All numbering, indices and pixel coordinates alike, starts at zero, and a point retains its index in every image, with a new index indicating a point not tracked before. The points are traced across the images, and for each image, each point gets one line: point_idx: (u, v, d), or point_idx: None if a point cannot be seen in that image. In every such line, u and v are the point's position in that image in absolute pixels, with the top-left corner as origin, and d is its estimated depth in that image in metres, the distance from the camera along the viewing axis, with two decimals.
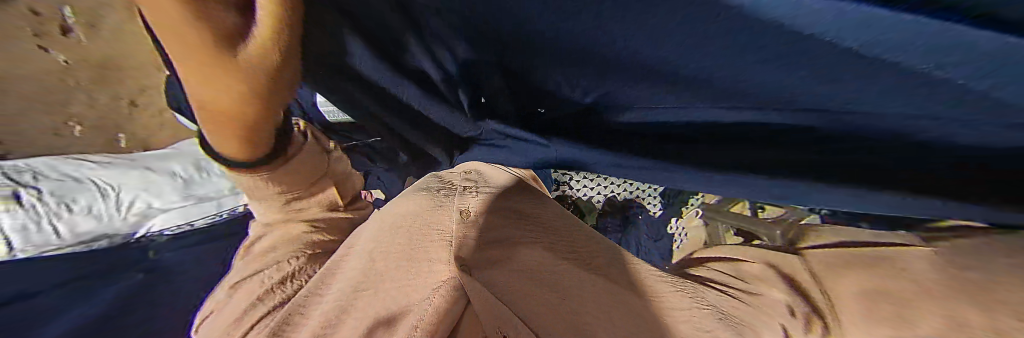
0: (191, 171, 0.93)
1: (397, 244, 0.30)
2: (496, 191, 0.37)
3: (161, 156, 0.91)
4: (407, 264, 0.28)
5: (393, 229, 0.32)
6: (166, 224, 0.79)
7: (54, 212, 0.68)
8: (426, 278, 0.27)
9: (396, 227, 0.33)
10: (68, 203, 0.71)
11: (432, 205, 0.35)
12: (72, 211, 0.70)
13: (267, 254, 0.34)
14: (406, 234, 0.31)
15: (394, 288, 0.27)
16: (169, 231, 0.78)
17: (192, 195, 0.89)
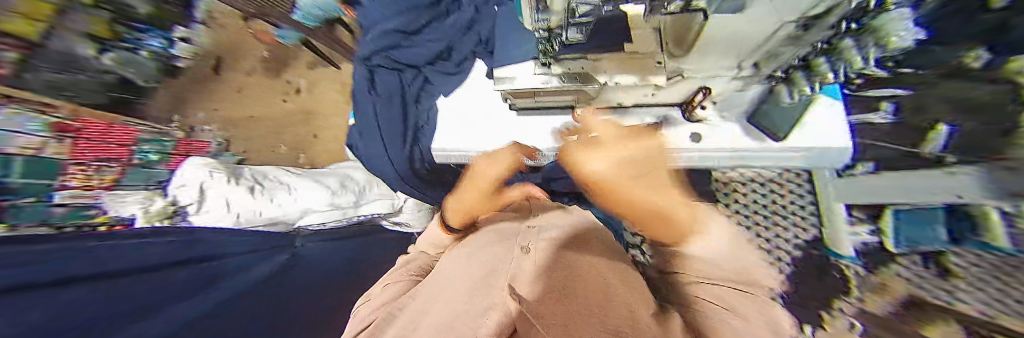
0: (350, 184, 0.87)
1: (457, 275, 0.35)
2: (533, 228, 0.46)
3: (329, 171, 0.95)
4: (471, 283, 0.31)
5: (453, 265, 0.39)
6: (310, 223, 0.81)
7: (257, 205, 0.79)
8: (479, 295, 0.27)
9: (462, 260, 0.39)
10: (266, 196, 0.82)
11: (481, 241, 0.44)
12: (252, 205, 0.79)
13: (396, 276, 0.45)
14: (468, 264, 0.37)
15: (456, 307, 0.26)
16: (313, 227, 0.87)
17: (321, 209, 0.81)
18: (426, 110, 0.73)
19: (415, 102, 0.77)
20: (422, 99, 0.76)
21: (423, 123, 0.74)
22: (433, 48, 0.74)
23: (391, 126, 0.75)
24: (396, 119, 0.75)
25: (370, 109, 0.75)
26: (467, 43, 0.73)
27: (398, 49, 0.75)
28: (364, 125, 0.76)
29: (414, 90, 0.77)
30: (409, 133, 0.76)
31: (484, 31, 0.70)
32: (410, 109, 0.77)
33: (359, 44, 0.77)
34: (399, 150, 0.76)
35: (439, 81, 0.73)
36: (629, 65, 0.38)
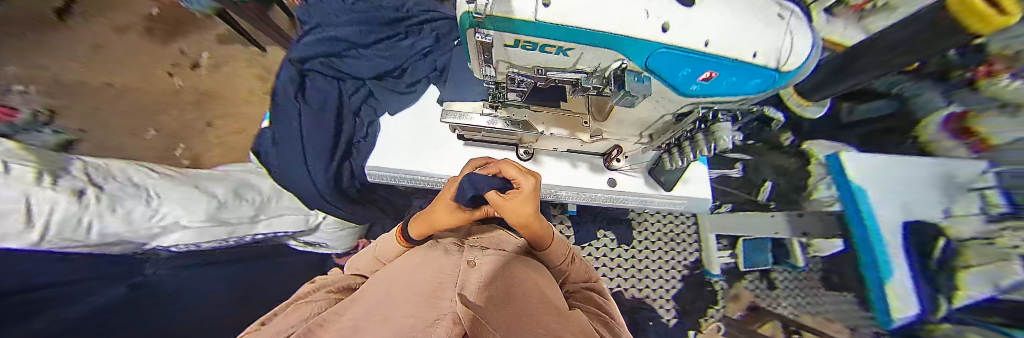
0: (258, 191, 0.60)
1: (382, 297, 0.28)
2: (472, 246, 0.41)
3: (206, 173, 0.59)
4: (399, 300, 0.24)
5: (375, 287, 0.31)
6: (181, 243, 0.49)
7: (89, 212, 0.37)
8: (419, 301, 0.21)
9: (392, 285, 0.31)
10: (110, 204, 0.40)
11: (417, 260, 0.36)
12: (100, 213, 0.38)
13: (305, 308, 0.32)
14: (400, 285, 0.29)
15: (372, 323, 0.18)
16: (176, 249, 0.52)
17: (221, 220, 0.51)
18: (368, 126, 0.65)
19: (354, 116, 0.68)
20: (364, 114, 0.68)
21: (362, 139, 0.65)
22: (385, 64, 0.70)
23: (316, 138, 0.61)
24: (326, 132, 0.62)
25: (291, 118, 0.62)
26: (422, 68, 0.71)
27: (341, 59, 0.69)
28: (279, 133, 0.61)
29: (355, 103, 0.69)
30: (340, 149, 0.64)
31: (439, 62, 0.72)
32: (344, 122, 0.66)
33: (294, 46, 0.67)
34: (323, 168, 0.61)
35: (388, 99, 0.69)
36: (566, 122, 0.47)
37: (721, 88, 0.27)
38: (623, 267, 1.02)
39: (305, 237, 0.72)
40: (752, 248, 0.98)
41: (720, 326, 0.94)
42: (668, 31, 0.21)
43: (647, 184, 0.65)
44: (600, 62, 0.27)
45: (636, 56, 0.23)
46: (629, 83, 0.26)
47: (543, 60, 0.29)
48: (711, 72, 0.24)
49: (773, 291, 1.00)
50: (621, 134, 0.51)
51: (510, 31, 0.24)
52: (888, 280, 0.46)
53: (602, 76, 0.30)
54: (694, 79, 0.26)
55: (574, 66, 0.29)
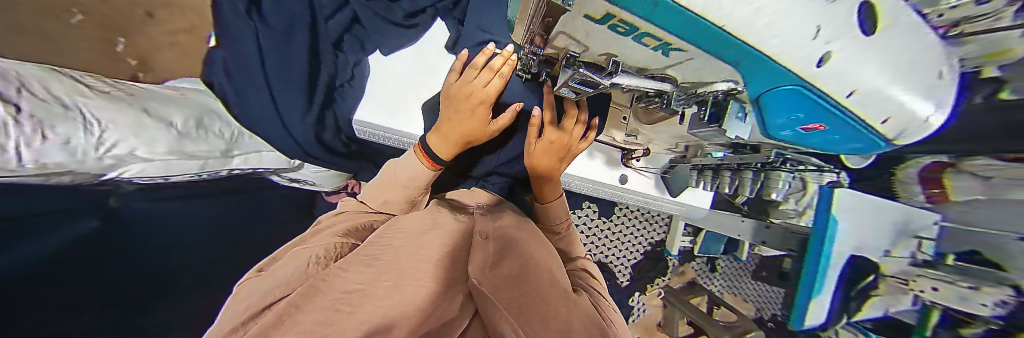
0: (221, 127, 0.55)
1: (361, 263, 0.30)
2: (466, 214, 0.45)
3: (154, 93, 0.51)
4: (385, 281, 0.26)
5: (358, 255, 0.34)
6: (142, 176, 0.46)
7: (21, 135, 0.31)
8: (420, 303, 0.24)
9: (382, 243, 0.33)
10: (50, 129, 0.33)
11: (411, 219, 0.40)
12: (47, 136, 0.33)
13: (305, 251, 0.35)
14: (400, 244, 0.32)
15: (356, 319, 0.20)
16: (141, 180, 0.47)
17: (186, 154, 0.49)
18: (351, 67, 0.64)
19: (334, 50, 0.62)
20: (348, 48, 0.64)
21: (346, 83, 0.65)
22: None
23: (289, 72, 0.57)
24: (299, 66, 0.58)
25: (247, 39, 0.54)
26: None
27: None
28: (232, 57, 0.55)
29: (335, 32, 0.61)
30: (319, 90, 0.61)
31: None
32: (322, 54, 0.61)
33: None
34: (290, 108, 0.58)
35: (384, 34, 0.63)
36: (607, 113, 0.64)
37: (812, 139, 0.31)
38: (598, 236, 1.11)
39: (289, 174, 0.73)
40: (710, 238, 1.08)
41: (661, 292, 1.16)
42: (826, 66, 0.19)
43: (657, 186, 0.82)
44: (706, 76, 0.31)
45: (753, 88, 0.25)
46: (728, 120, 0.37)
47: (649, 62, 0.32)
48: (814, 126, 0.27)
49: (712, 273, 1.16)
50: (661, 136, 0.61)
51: (621, 11, 0.20)
52: (815, 297, 0.56)
53: (698, 100, 0.41)
54: (795, 126, 0.29)
55: (668, 72, 0.34)
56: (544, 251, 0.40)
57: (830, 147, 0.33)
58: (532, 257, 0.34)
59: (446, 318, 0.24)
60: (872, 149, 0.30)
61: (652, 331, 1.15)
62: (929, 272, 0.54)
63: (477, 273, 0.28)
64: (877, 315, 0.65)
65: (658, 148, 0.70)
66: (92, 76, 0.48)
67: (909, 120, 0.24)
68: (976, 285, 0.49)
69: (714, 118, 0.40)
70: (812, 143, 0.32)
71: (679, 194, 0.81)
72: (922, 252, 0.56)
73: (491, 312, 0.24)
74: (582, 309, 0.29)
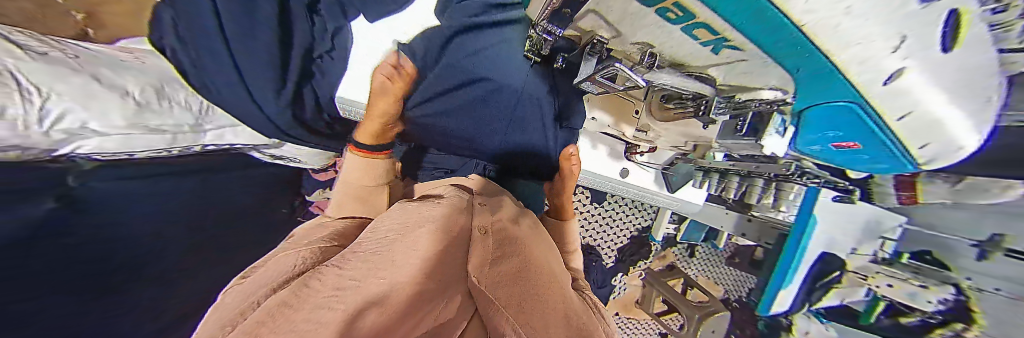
0: (184, 97, 0.51)
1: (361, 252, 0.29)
2: (464, 204, 0.44)
3: (98, 55, 0.44)
4: (385, 266, 0.25)
5: (355, 245, 0.32)
6: (100, 152, 0.44)
7: None
8: (428, 289, 0.23)
9: (391, 231, 0.33)
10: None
11: (411, 212, 0.39)
12: None
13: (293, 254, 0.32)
14: (400, 235, 0.32)
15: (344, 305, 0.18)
16: (99, 156, 0.45)
17: (147, 127, 0.46)
18: (330, 36, 0.60)
19: (308, 13, 0.57)
20: (326, 13, 0.59)
21: (324, 54, 0.61)
22: None
23: (256, 40, 0.51)
24: (265, 31, 0.52)
25: None
26: None
27: None
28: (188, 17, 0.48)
29: None
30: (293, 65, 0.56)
31: None
32: (294, 17, 0.55)
33: None
34: (259, 81, 0.53)
35: None
36: (616, 105, 0.62)
37: (848, 152, 0.36)
38: (588, 220, 1.14)
39: (269, 150, 0.72)
40: (694, 226, 1.13)
41: (641, 273, 1.23)
42: (895, 85, 0.20)
43: (655, 182, 0.82)
44: (751, 81, 0.30)
45: (812, 96, 0.27)
46: (769, 131, 0.35)
47: (689, 56, 0.30)
48: (851, 141, 0.32)
49: (691, 258, 1.23)
50: (670, 132, 0.59)
51: (698, 13, 0.19)
52: (784, 287, 0.60)
53: (736, 109, 0.37)
54: (831, 139, 0.34)
55: (708, 72, 0.32)
56: (540, 245, 0.41)
57: (861, 161, 0.37)
58: (528, 253, 0.35)
59: (445, 318, 0.21)
60: (899, 168, 0.35)
61: (629, 307, 1.25)
62: (886, 270, 0.62)
63: (476, 271, 0.27)
64: (831, 303, 0.71)
65: (664, 146, 0.68)
66: (26, 31, 0.41)
67: (949, 147, 0.29)
68: (927, 284, 0.57)
69: (750, 128, 0.38)
70: (846, 156, 0.38)
71: (678, 189, 0.83)
72: (883, 251, 0.64)
73: (489, 315, 0.22)
74: (576, 304, 0.30)
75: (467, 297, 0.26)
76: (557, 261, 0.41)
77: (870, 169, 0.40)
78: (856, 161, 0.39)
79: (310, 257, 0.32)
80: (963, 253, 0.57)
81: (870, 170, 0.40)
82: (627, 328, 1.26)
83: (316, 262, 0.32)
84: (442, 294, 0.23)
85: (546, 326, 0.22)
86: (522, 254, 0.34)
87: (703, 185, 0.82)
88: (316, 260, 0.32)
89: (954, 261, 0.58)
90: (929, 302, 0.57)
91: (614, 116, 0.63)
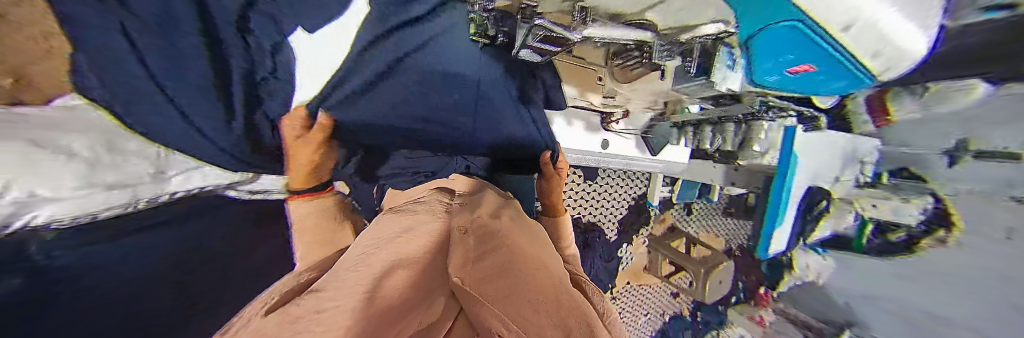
0: (137, 146, 0.49)
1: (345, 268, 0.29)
2: (445, 208, 0.44)
3: None
4: (366, 278, 0.25)
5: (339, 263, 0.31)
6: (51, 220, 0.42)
7: None
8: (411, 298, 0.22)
9: (372, 243, 0.33)
10: None
11: (393, 222, 0.38)
12: None
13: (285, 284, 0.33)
14: (384, 245, 0.31)
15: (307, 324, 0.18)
16: (58, 223, 0.43)
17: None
18: (268, 56, 0.55)
19: (239, 33, 0.51)
20: (256, 26, 0.53)
21: (268, 74, 0.56)
22: None
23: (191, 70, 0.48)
24: (195, 63, 0.48)
25: None
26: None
27: None
28: None
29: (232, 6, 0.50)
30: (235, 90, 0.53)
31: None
32: (225, 41, 0.50)
33: None
34: (205, 117, 0.51)
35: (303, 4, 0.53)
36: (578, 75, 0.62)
37: (803, 78, 0.34)
38: (584, 198, 1.15)
39: (245, 186, 0.70)
40: (686, 186, 1.15)
41: (644, 240, 1.26)
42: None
43: (638, 146, 0.85)
44: (688, 21, 0.30)
45: (756, 16, 0.26)
46: (718, 67, 0.37)
47: (620, 5, 0.29)
48: (806, 64, 0.30)
49: (689, 216, 1.26)
50: (642, 93, 0.61)
51: None
52: (776, 228, 0.63)
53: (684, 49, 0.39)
54: (784, 69, 0.33)
55: (647, 16, 0.31)
56: (527, 233, 0.41)
57: (819, 86, 0.36)
58: (515, 245, 0.34)
59: (428, 320, 0.19)
60: (859, 84, 0.32)
61: (639, 274, 1.29)
62: (871, 192, 0.65)
63: (457, 271, 0.26)
64: (824, 234, 0.74)
65: (637, 108, 0.70)
66: None
67: (897, 53, 0.25)
68: (910, 198, 0.61)
69: (701, 67, 0.40)
70: (804, 82, 0.35)
71: (658, 151, 0.87)
72: (864, 175, 0.67)
73: (477, 310, 0.21)
74: (570, 286, 0.30)
75: (455, 301, 0.25)
76: (546, 247, 0.41)
77: (830, 91, 0.37)
78: (816, 86, 0.36)
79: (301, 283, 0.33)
80: (935, 164, 0.62)
81: (828, 91, 0.37)
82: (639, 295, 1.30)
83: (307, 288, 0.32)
84: (424, 301, 0.22)
85: (538, 312, 0.22)
86: (509, 246, 0.34)
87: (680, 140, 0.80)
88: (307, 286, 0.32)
89: (931, 174, 0.63)
90: (912, 215, 0.62)
91: (580, 85, 0.64)
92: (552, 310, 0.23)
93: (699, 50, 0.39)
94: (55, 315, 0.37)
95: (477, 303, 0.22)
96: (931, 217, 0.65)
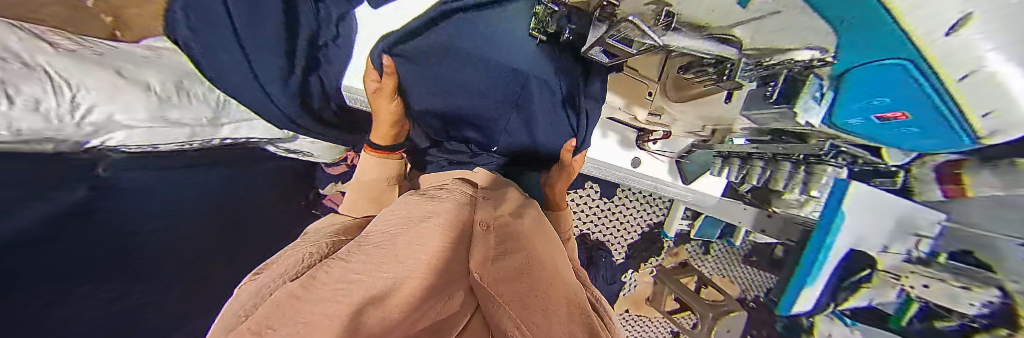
0: (203, 91, 0.55)
1: (371, 242, 0.30)
2: (467, 200, 0.44)
3: (124, 52, 0.48)
4: (392, 258, 0.25)
5: (365, 234, 0.33)
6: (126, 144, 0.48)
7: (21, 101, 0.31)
8: (431, 287, 0.22)
9: (400, 222, 0.34)
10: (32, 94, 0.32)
11: (419, 204, 0.39)
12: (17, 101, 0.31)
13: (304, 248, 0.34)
14: (409, 227, 0.32)
15: (342, 295, 0.18)
16: (127, 148, 0.49)
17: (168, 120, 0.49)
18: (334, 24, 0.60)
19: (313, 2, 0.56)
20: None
21: (330, 41, 0.62)
22: None
23: (265, 30, 0.53)
24: (273, 25, 0.53)
25: None
26: None
27: None
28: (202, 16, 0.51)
29: None
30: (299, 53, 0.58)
31: None
32: None
33: None
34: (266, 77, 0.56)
35: None
36: (628, 88, 0.60)
37: (892, 126, 0.33)
38: (598, 215, 1.12)
39: (284, 144, 0.78)
40: (709, 223, 1.09)
41: (653, 270, 1.20)
42: (956, 37, 0.19)
43: (669, 171, 0.81)
44: (783, 40, 0.29)
45: (858, 53, 0.26)
46: (803, 98, 0.36)
47: (716, 13, 0.28)
48: (900, 110, 0.29)
49: (706, 255, 1.18)
50: (688, 114, 0.59)
51: None
52: (807, 287, 0.57)
53: (765, 73, 0.37)
54: (871, 113, 0.32)
55: (734, 32, 0.31)
56: (546, 239, 0.41)
57: (900, 140, 0.35)
58: (533, 248, 0.34)
59: (445, 315, 0.20)
60: (957, 144, 0.30)
61: (640, 303, 1.22)
62: (923, 269, 0.57)
63: (478, 267, 0.27)
64: (859, 304, 0.67)
65: (680, 130, 0.69)
66: (62, 33, 0.44)
67: (1016, 119, 0.24)
68: (969, 283, 0.52)
69: (784, 95, 0.38)
70: (890, 131, 0.34)
71: (694, 180, 0.82)
72: (918, 250, 0.58)
73: (495, 312, 0.21)
74: (585, 302, 0.29)
75: (469, 294, 0.25)
76: (565, 257, 0.40)
77: (916, 147, 0.35)
78: (904, 138, 0.34)
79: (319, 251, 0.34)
80: (1009, 253, 0.49)
81: (912, 149, 0.36)
82: (636, 326, 1.23)
83: (324, 253, 0.34)
84: (444, 290, 0.23)
85: (552, 321, 0.21)
86: (529, 250, 0.33)
87: (722, 172, 0.80)
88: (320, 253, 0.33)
89: (1000, 263, 0.50)
90: (971, 305, 0.51)
91: (628, 97, 0.62)
92: (566, 318, 0.23)
93: (786, 77, 0.36)
94: (112, 226, 0.42)
95: (495, 305, 0.23)
96: (990, 310, 0.50)
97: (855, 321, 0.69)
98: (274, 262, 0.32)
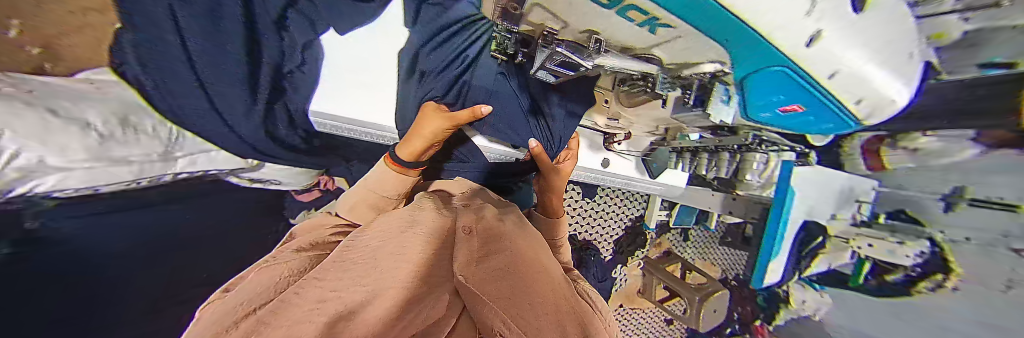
0: (152, 125, 0.52)
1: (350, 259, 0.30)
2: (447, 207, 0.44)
3: (52, 88, 0.44)
4: (367, 272, 0.26)
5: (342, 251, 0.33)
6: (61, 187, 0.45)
7: None
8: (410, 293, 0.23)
9: (384, 231, 0.34)
10: None
11: (400, 215, 0.38)
12: None
13: (280, 266, 0.33)
14: (389, 237, 0.32)
15: (308, 315, 0.19)
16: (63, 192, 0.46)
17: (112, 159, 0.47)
18: (300, 51, 0.64)
19: (276, 31, 0.59)
20: (295, 28, 0.61)
21: (295, 69, 0.65)
22: None
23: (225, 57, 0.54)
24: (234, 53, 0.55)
25: None
26: None
27: None
28: None
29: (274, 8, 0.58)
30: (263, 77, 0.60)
31: None
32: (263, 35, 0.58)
33: None
34: None
35: (340, 12, 0.61)
36: None
37: (794, 117, 0.35)
38: (582, 215, 1.15)
39: (248, 174, 0.75)
40: (685, 211, 1.14)
41: (639, 262, 1.24)
42: (815, 42, 0.20)
43: (637, 168, 0.88)
44: (689, 58, 0.31)
45: (744, 65, 0.27)
46: (713, 102, 0.40)
47: (634, 39, 0.30)
48: (794, 105, 0.31)
49: (686, 242, 1.25)
50: (643, 118, 0.64)
51: None
52: (773, 258, 0.62)
53: (684, 84, 0.41)
54: (775, 109, 0.35)
55: (654, 53, 0.33)
56: (530, 237, 0.42)
57: (809, 128, 0.38)
58: (516, 248, 0.35)
59: (435, 319, 0.22)
60: (845, 126, 0.33)
61: (632, 297, 1.25)
62: (866, 231, 0.62)
63: (462, 269, 0.27)
64: (820, 270, 0.71)
65: (639, 131, 0.75)
66: None
67: (881, 98, 0.27)
68: (903, 240, 0.57)
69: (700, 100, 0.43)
70: (794, 121, 0.37)
71: (657, 175, 0.88)
72: (861, 213, 0.64)
73: (479, 309, 0.23)
74: (573, 294, 0.31)
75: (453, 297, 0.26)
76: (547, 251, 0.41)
77: (818, 132, 0.38)
78: (806, 126, 0.37)
79: (297, 269, 0.33)
80: (933, 209, 0.56)
81: (818, 133, 0.39)
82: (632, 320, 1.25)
83: (301, 271, 0.33)
84: (427, 293, 0.24)
85: (538, 313, 0.23)
86: (513, 251, 0.33)
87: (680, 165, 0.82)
88: (293, 275, 0.32)
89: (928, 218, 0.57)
90: (906, 257, 0.57)
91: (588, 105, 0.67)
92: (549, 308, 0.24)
93: (698, 85, 0.41)
94: None
95: (479, 303, 0.24)
96: (922, 260, 0.57)
97: (825, 286, 0.73)
98: (235, 291, 0.30)
